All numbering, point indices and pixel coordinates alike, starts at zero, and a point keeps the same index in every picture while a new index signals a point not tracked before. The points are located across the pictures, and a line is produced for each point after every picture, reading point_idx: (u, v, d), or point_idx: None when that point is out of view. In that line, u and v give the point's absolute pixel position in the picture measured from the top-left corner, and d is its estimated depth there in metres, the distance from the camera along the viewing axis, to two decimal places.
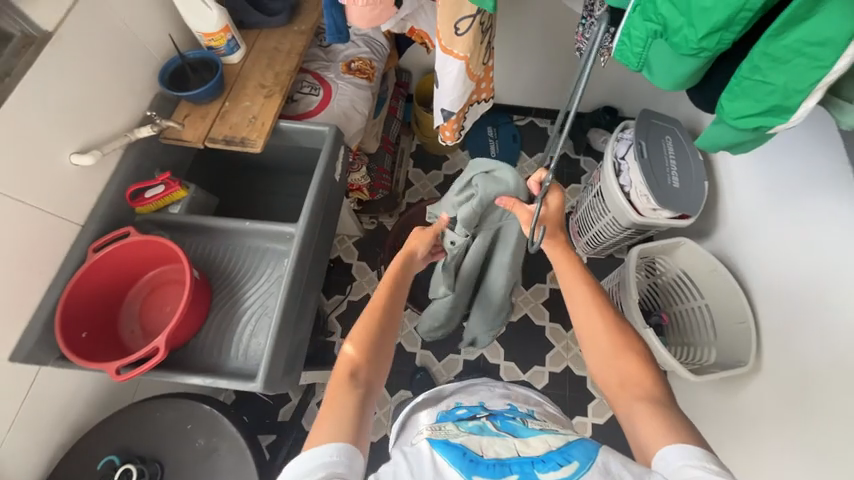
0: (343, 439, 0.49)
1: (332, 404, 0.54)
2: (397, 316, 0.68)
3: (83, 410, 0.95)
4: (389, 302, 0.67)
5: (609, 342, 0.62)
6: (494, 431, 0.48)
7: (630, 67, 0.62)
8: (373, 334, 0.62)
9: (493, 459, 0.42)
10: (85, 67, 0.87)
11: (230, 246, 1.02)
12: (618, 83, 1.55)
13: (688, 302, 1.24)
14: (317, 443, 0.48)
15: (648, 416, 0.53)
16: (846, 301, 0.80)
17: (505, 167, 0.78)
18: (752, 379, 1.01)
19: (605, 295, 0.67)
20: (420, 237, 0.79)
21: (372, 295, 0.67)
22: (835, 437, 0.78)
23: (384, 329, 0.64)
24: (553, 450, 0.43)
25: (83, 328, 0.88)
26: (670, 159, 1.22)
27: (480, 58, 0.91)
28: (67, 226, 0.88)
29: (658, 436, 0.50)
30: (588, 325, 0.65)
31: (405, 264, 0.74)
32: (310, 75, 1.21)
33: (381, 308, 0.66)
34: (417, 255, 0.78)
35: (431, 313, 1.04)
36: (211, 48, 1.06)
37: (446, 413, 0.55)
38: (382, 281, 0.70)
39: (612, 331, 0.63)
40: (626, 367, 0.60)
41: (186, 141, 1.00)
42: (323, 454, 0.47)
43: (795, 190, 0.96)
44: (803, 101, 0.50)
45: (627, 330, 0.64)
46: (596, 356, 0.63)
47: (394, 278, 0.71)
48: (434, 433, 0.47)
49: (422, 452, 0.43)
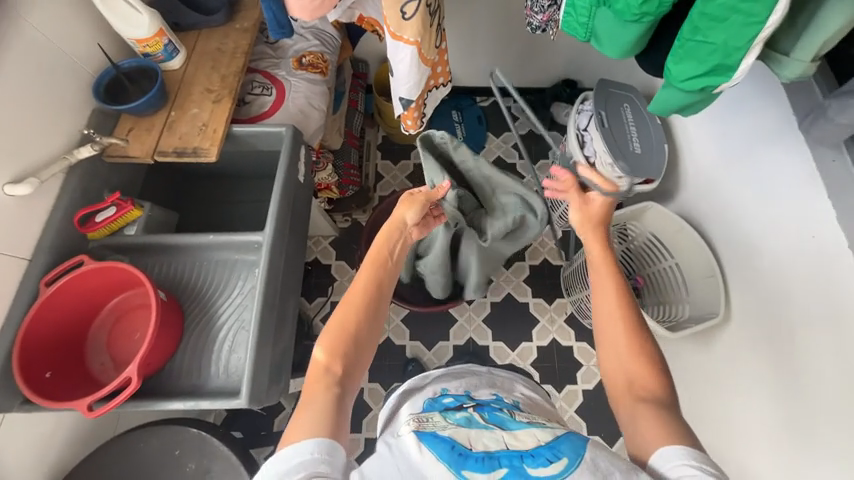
0: (322, 434, 0.49)
1: (303, 409, 0.52)
2: (384, 297, 0.65)
3: (62, 451, 0.90)
4: (372, 280, 0.65)
5: (627, 346, 0.60)
6: (483, 423, 0.47)
7: (578, 38, 0.64)
8: (349, 324, 0.60)
9: (483, 453, 0.42)
10: (6, 87, 0.80)
11: (196, 263, 0.98)
12: (574, 55, 1.56)
13: (660, 263, 1.27)
14: (298, 441, 0.48)
15: (651, 411, 0.55)
16: (802, 246, 0.84)
17: (539, 201, 1.00)
18: (723, 329, 1.07)
19: (631, 297, 0.64)
20: (411, 203, 0.80)
21: (352, 281, 0.65)
22: (805, 375, 0.83)
23: (367, 317, 0.62)
24: (542, 446, 0.43)
25: (47, 368, 0.83)
26: (629, 126, 1.24)
27: (432, 42, 0.88)
28: (13, 261, 0.82)
29: (656, 436, 0.52)
30: (609, 325, 0.63)
31: (387, 239, 0.73)
32: (260, 74, 1.16)
33: (363, 291, 0.63)
34: (408, 222, 0.78)
35: (430, 283, 1.18)
36: (146, 55, 0.99)
37: (432, 401, 0.54)
38: (363, 262, 0.68)
39: (632, 333, 0.61)
40: (636, 369, 0.59)
41: (134, 158, 0.94)
42: (301, 451, 0.47)
43: (749, 145, 0.99)
44: (742, 58, 0.51)
45: (645, 335, 0.61)
46: (609, 357, 0.62)
47: (380, 253, 0.69)
48: (420, 425, 0.46)
49: (409, 446, 0.43)
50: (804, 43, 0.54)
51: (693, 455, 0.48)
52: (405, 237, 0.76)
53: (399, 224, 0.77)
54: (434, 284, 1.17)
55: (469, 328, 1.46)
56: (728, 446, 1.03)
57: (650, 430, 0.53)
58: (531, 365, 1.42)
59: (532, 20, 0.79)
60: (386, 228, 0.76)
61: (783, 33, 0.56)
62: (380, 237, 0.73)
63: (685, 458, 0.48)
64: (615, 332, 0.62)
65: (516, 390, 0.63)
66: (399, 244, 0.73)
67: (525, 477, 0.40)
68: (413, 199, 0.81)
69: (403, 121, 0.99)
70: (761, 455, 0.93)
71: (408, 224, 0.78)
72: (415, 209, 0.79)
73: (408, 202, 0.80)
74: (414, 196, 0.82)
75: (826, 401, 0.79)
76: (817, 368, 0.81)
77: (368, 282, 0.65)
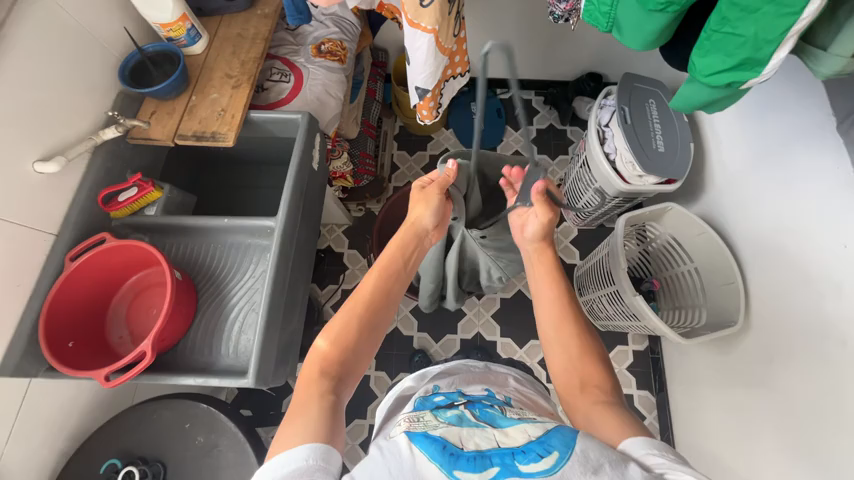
0: (316, 441, 0.48)
1: (297, 411, 0.52)
2: (392, 297, 0.68)
3: (82, 418, 0.95)
4: (381, 282, 0.68)
5: (577, 348, 0.61)
6: (474, 421, 0.47)
7: (600, 28, 0.62)
8: (351, 326, 0.61)
9: (474, 452, 0.42)
10: (38, 67, 0.83)
11: (211, 245, 1.01)
12: (600, 48, 1.50)
13: (679, 267, 1.23)
14: (289, 448, 0.46)
15: (608, 411, 0.53)
16: (831, 254, 0.80)
17: None
18: (741, 338, 1.03)
19: (576, 307, 0.65)
20: (427, 202, 0.79)
21: (361, 282, 0.67)
22: (826, 390, 0.79)
23: (374, 314, 0.64)
24: (532, 441, 0.42)
25: (70, 338, 0.88)
26: (654, 123, 1.19)
27: (450, 30, 0.87)
28: (40, 235, 0.86)
29: (617, 428, 0.50)
30: (560, 334, 0.63)
31: (402, 244, 0.75)
32: (279, 61, 1.17)
33: (371, 290, 0.66)
34: (423, 224, 0.79)
35: (422, 285, 1.12)
36: (170, 40, 1.01)
37: (423, 399, 0.55)
38: (373, 267, 0.70)
39: (582, 339, 0.62)
40: (586, 369, 0.59)
41: (155, 140, 0.96)
42: (294, 459, 0.45)
43: (781, 146, 0.94)
44: (774, 52, 0.49)
45: (592, 337, 0.63)
46: (559, 362, 0.62)
47: (393, 258, 0.72)
48: (411, 425, 0.46)
49: (400, 446, 0.43)
50: (844, 36, 0.51)
51: (653, 444, 0.46)
52: (421, 244, 0.79)
53: (416, 225, 0.79)
54: (424, 291, 1.12)
55: (477, 323, 1.45)
56: (740, 458, 0.99)
57: (606, 422, 0.51)
58: (539, 362, 1.40)
59: (554, 10, 0.77)
60: (403, 230, 0.78)
61: (822, 26, 0.53)
62: (394, 241, 0.76)
63: (644, 446, 0.46)
64: (566, 338, 0.62)
65: (510, 385, 0.63)
66: (414, 252, 0.76)
67: (516, 474, 0.39)
68: (427, 195, 0.79)
69: (419, 111, 0.98)
70: (773, 470, 0.89)
71: (426, 225, 0.79)
72: (430, 211, 0.78)
73: (425, 198, 0.79)
74: (429, 193, 0.80)
75: (848, 419, 0.74)
76: (839, 384, 0.77)
77: (377, 286, 0.67)
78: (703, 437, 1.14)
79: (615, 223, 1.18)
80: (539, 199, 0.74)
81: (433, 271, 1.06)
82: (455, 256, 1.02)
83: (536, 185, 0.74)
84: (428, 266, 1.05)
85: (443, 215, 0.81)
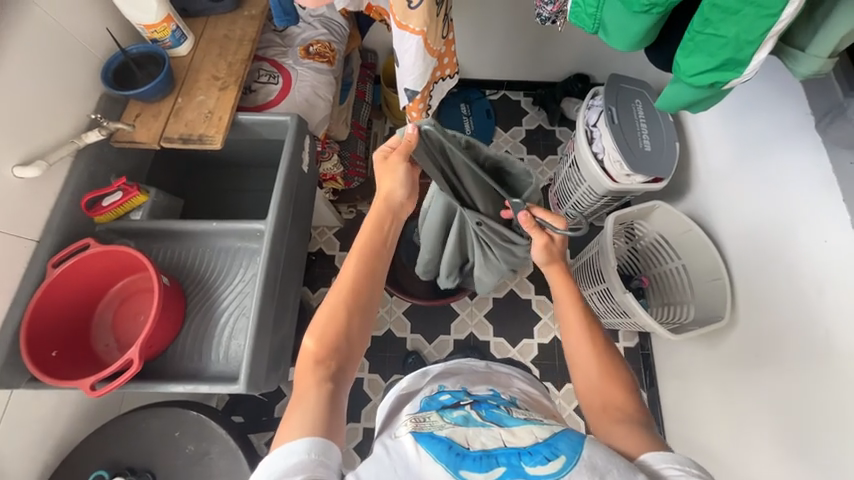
0: (316, 435, 0.49)
1: (296, 405, 0.53)
2: (373, 282, 0.64)
3: (67, 428, 0.93)
4: (360, 268, 0.63)
5: (599, 372, 0.59)
6: (480, 421, 0.47)
7: (586, 30, 0.63)
8: (335, 320, 0.59)
9: (480, 451, 0.42)
10: (16, 69, 0.81)
11: (200, 249, 0.99)
12: (586, 49, 1.52)
13: (667, 264, 1.25)
14: (289, 442, 0.48)
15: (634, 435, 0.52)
16: (814, 250, 0.82)
17: None
18: (728, 332, 1.05)
19: (598, 327, 0.63)
20: (391, 171, 0.70)
21: (339, 271, 0.63)
22: (810, 381, 0.81)
23: (358, 302, 0.61)
24: (539, 443, 0.42)
25: (53, 347, 0.86)
26: (640, 122, 1.21)
27: (438, 32, 0.87)
28: (21, 242, 0.83)
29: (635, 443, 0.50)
30: (582, 358, 0.61)
31: (378, 218, 0.68)
32: (267, 63, 1.15)
33: (352, 278, 0.62)
34: (394, 196, 0.71)
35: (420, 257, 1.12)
36: (154, 41, 0.99)
37: (429, 400, 0.54)
38: (351, 251, 0.65)
39: (603, 361, 0.60)
40: (610, 393, 0.58)
41: (141, 143, 0.95)
42: (295, 451, 0.46)
43: (762, 146, 0.96)
44: (754, 53, 0.50)
45: (613, 356, 0.61)
46: (583, 387, 0.60)
47: (371, 240, 0.66)
48: (418, 425, 0.46)
49: (407, 448, 0.43)
50: (822, 36, 0.52)
51: (670, 459, 0.47)
52: (398, 217, 0.71)
53: (389, 200, 0.70)
54: (421, 261, 1.12)
55: (470, 323, 1.46)
56: (730, 451, 1.01)
57: (623, 440, 0.51)
58: (532, 361, 1.41)
59: (542, 12, 0.77)
60: (376, 207, 0.70)
61: (801, 27, 0.54)
62: (368, 220, 0.68)
63: (661, 461, 0.47)
64: (587, 361, 0.60)
65: (513, 386, 0.64)
66: (392, 226, 0.69)
67: (523, 476, 0.39)
68: (389, 164, 0.70)
69: (408, 112, 0.98)
70: (763, 461, 0.91)
71: (399, 198, 0.71)
72: (395, 178, 0.70)
73: (390, 170, 0.70)
74: (389, 159, 0.70)
75: (835, 409, 0.76)
76: (824, 375, 0.79)
77: (356, 272, 0.63)
78: (693, 430, 1.16)
79: (604, 220, 1.19)
80: (531, 228, 0.71)
81: (432, 245, 1.04)
82: (454, 234, 0.96)
83: (520, 216, 0.73)
84: (426, 240, 1.04)
85: (413, 181, 0.73)
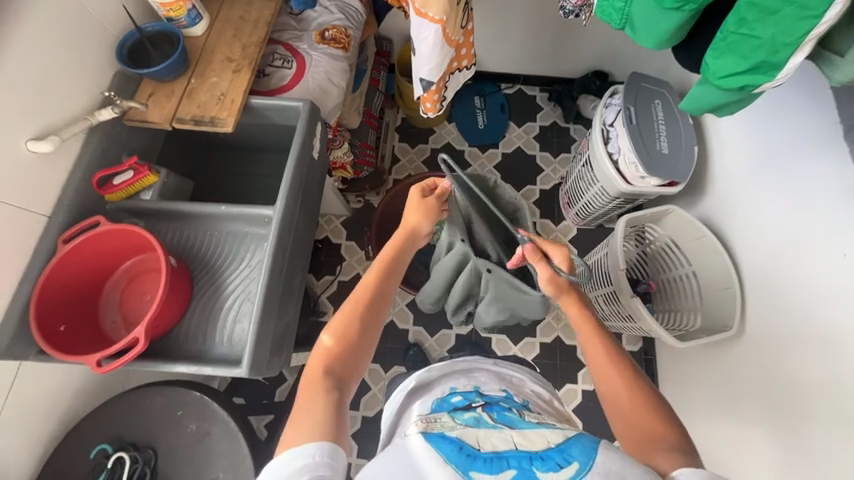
0: (322, 438, 0.49)
1: (303, 401, 0.54)
2: (388, 298, 0.67)
3: (72, 402, 0.94)
4: (377, 280, 0.66)
5: (630, 399, 0.58)
6: (492, 423, 0.47)
7: (612, 25, 0.61)
8: (352, 326, 0.61)
9: (491, 453, 0.41)
10: (33, 42, 0.80)
11: (210, 234, 0.99)
12: (607, 47, 1.49)
13: (676, 270, 1.22)
14: (298, 443, 0.49)
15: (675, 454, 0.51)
16: (832, 263, 0.80)
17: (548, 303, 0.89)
18: (736, 343, 1.03)
19: (623, 354, 0.62)
20: (423, 209, 0.74)
21: (361, 279, 0.66)
22: (815, 397, 0.80)
23: (373, 312, 0.64)
24: (551, 448, 0.42)
25: (61, 321, 0.87)
26: (659, 124, 1.18)
27: (458, 22, 0.85)
28: (32, 217, 0.84)
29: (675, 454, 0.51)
30: (609, 383, 0.60)
31: (404, 243, 0.72)
32: (281, 46, 1.14)
33: (371, 289, 0.65)
34: (419, 229, 0.74)
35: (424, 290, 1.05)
36: (170, 20, 0.98)
37: (440, 401, 0.55)
38: (374, 262, 0.68)
39: (632, 386, 0.59)
40: (644, 419, 0.56)
41: (153, 123, 0.94)
42: (302, 455, 0.47)
43: (784, 152, 0.93)
44: (791, 56, 0.48)
45: (643, 383, 0.60)
46: (616, 416, 0.59)
47: (390, 259, 0.69)
48: (428, 426, 0.47)
49: (416, 447, 0.43)
50: None
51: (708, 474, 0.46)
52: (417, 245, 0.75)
53: (414, 231, 0.73)
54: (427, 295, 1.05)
55: None
56: (728, 459, 1.00)
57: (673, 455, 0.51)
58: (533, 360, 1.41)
59: (565, 4, 0.75)
60: (399, 233, 0.73)
61: (841, 30, 0.52)
62: (392, 243, 0.71)
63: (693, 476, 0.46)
64: (618, 390, 0.59)
65: (525, 389, 0.63)
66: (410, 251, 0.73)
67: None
68: (427, 203, 0.74)
69: (422, 103, 0.96)
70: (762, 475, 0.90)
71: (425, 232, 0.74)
72: (421, 213, 0.74)
73: (424, 207, 0.74)
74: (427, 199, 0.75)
75: (838, 425, 0.75)
76: (830, 392, 0.77)
77: (374, 286, 0.66)
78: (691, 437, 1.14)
79: (616, 222, 1.18)
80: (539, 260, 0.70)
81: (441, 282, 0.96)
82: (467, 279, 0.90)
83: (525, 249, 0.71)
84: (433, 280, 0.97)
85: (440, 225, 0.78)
